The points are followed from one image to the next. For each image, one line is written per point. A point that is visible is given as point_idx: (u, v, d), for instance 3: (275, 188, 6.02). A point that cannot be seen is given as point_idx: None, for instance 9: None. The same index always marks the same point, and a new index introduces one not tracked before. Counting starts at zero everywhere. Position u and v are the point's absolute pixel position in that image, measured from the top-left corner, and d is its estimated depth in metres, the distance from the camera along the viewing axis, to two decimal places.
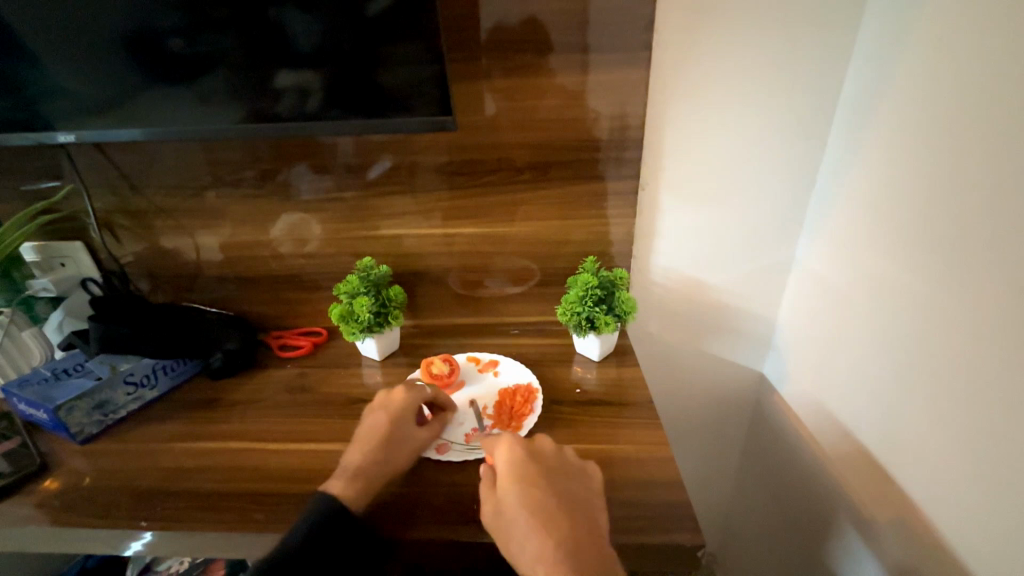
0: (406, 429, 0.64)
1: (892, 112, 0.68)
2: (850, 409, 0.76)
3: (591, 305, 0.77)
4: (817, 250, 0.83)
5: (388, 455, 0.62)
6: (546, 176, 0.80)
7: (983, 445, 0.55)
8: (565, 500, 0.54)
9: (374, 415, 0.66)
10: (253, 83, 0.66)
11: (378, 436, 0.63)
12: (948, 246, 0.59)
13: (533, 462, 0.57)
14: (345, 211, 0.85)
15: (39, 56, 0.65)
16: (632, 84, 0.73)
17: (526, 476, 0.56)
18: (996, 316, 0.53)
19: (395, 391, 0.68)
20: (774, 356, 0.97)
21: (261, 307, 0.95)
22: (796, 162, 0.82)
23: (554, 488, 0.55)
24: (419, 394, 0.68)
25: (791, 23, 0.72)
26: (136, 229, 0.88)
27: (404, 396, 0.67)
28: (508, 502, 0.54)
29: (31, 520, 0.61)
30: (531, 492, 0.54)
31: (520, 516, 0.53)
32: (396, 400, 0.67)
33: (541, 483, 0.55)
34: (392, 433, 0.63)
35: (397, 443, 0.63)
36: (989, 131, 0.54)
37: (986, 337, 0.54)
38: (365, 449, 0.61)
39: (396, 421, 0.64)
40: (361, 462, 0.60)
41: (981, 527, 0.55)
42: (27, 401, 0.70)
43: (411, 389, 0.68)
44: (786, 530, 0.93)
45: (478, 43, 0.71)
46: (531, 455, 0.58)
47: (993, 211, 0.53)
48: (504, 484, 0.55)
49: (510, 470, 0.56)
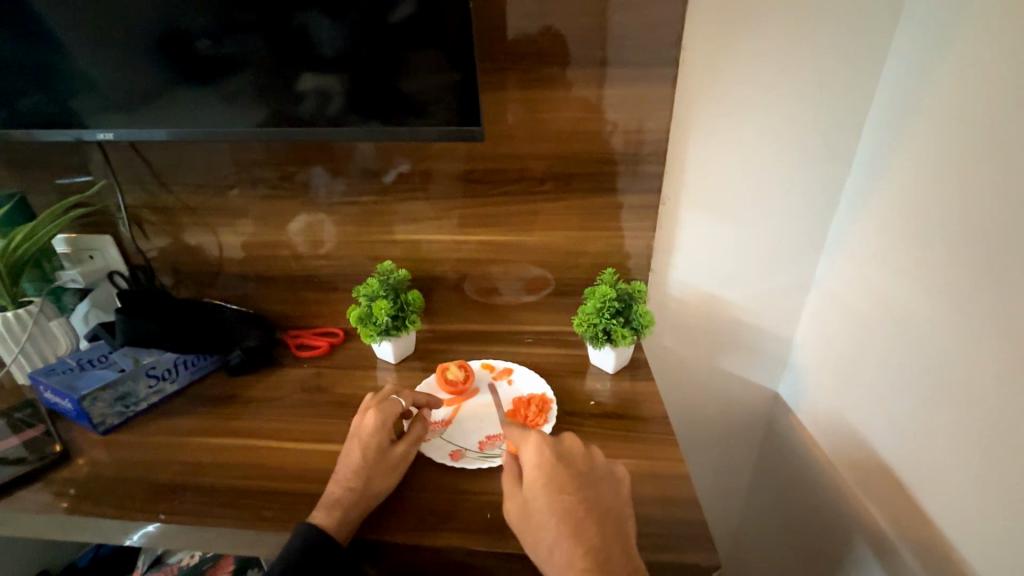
0: (384, 448, 0.62)
1: (920, 130, 0.67)
2: (865, 430, 0.75)
3: (609, 317, 0.77)
4: (839, 268, 0.82)
5: (370, 478, 0.60)
6: (567, 187, 0.81)
7: (992, 463, 0.55)
8: (592, 507, 0.53)
9: (348, 445, 0.63)
10: (277, 85, 0.67)
11: (354, 464, 0.60)
12: (966, 261, 0.59)
13: (563, 465, 0.56)
14: (363, 214, 0.86)
15: (74, 56, 0.68)
16: (651, 99, 0.74)
17: (555, 482, 0.54)
18: (1008, 329, 0.54)
19: (365, 416, 0.65)
20: (791, 375, 0.95)
21: (279, 306, 0.96)
22: (817, 179, 0.81)
23: (582, 494, 0.54)
24: (387, 411, 0.64)
25: (813, 44, 0.72)
26: (162, 225, 0.90)
27: (374, 418, 0.63)
28: (538, 505, 0.53)
29: (50, 508, 0.63)
30: (558, 500, 0.53)
31: (553, 521, 0.52)
32: (366, 425, 0.63)
33: (568, 488, 0.54)
34: (368, 456, 0.61)
35: (377, 464, 0.61)
36: (1015, 149, 0.53)
37: (1006, 352, 0.54)
38: (344, 478, 0.59)
39: (369, 444, 0.62)
40: (342, 491, 0.58)
41: (991, 541, 0.55)
42: (53, 389, 0.72)
43: (379, 408, 0.65)
44: (799, 553, 0.92)
45: (499, 55, 0.72)
46: (561, 458, 0.56)
47: (1017, 230, 0.53)
48: (533, 486, 0.54)
49: (541, 475, 0.55)
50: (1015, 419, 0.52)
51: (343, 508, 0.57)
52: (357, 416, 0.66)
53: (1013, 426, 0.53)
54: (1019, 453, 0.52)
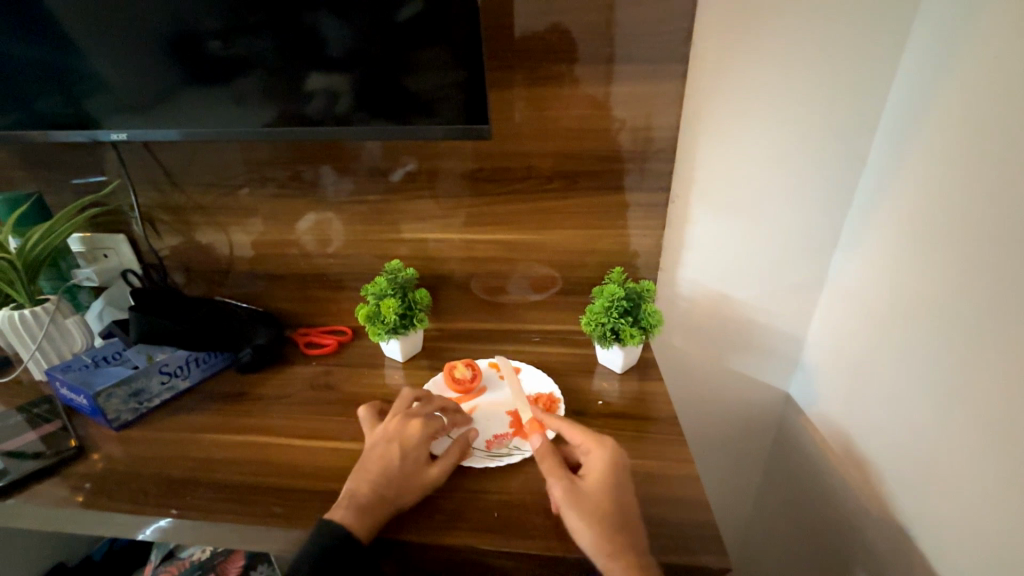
0: (421, 463, 0.61)
1: (933, 125, 0.65)
2: (875, 431, 0.74)
3: (617, 316, 0.76)
4: (850, 265, 0.81)
5: (399, 491, 0.59)
6: (575, 185, 0.80)
7: (999, 466, 0.54)
8: (632, 510, 0.55)
9: (385, 448, 0.62)
10: (285, 84, 0.68)
11: (390, 472, 0.60)
12: (969, 258, 0.59)
13: (621, 472, 0.57)
14: (371, 214, 0.86)
15: (88, 56, 0.69)
16: (661, 95, 0.73)
17: (615, 484, 0.56)
18: (1010, 325, 0.53)
19: (410, 423, 0.64)
20: (802, 375, 0.94)
21: (288, 304, 0.97)
22: (830, 176, 0.79)
23: (628, 497, 0.56)
24: (433, 429, 0.65)
25: (825, 38, 0.71)
26: (174, 224, 0.91)
27: (419, 430, 0.64)
28: (594, 490, 0.55)
29: (66, 502, 0.64)
30: (612, 498, 0.55)
31: (599, 506, 0.54)
32: (411, 433, 0.63)
33: (620, 490, 0.56)
34: (405, 468, 0.60)
35: (408, 476, 0.60)
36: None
37: (1007, 349, 0.53)
38: (374, 480, 0.59)
39: (409, 456, 0.61)
40: (370, 494, 0.58)
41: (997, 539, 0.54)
42: (69, 386, 0.73)
43: (427, 421, 0.65)
44: (809, 556, 0.90)
45: (508, 52, 0.72)
46: (622, 466, 0.58)
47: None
48: (595, 477, 0.56)
49: (603, 473, 0.57)
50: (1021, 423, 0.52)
51: (353, 504, 0.57)
52: (397, 418, 0.66)
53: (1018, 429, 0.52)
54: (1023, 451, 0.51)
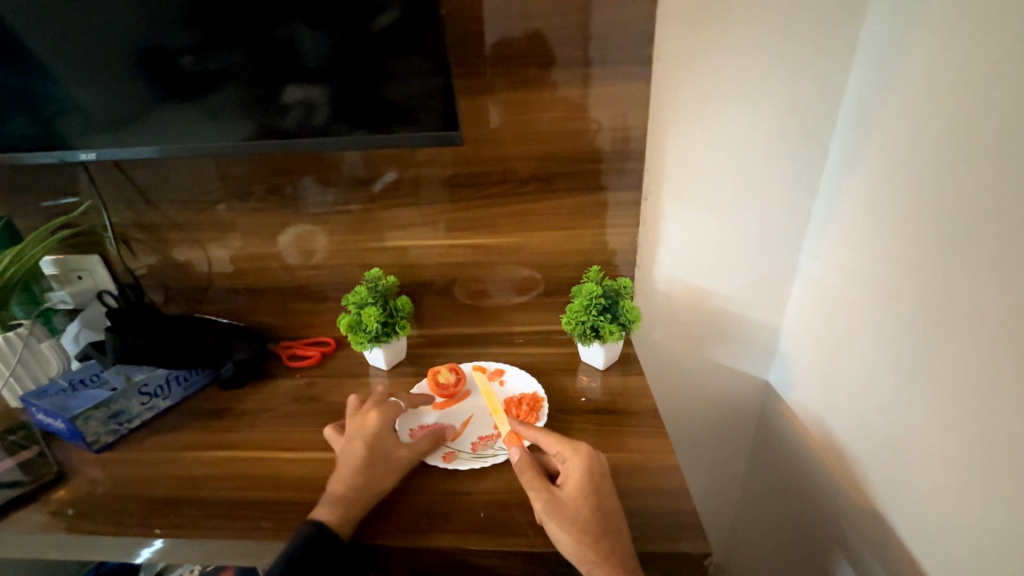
0: (387, 448, 0.64)
1: (892, 113, 0.68)
2: (852, 415, 0.76)
3: (596, 313, 0.77)
4: (820, 254, 0.83)
5: (372, 477, 0.61)
6: (551, 187, 0.82)
7: (986, 456, 0.54)
8: (614, 515, 0.55)
9: (350, 442, 0.64)
10: (262, 98, 0.68)
11: (358, 461, 0.61)
12: (935, 242, 0.61)
13: (598, 478, 0.57)
14: (353, 223, 0.86)
15: (58, 76, 0.68)
16: (633, 96, 0.75)
17: (595, 492, 0.56)
18: (981, 308, 0.55)
19: (367, 415, 0.67)
20: (780, 363, 0.96)
21: (271, 318, 0.96)
22: (798, 168, 0.82)
23: (609, 502, 0.56)
24: (392, 414, 0.67)
25: (787, 36, 0.74)
26: (150, 242, 0.90)
27: (378, 417, 0.66)
28: (574, 502, 0.56)
29: (47, 528, 0.63)
30: (593, 506, 0.55)
31: (581, 517, 0.54)
32: (371, 423, 0.66)
33: (600, 498, 0.56)
34: (372, 455, 0.62)
35: (378, 463, 0.62)
36: (986, 122, 0.54)
37: (980, 331, 0.55)
38: (347, 475, 0.60)
39: (373, 443, 0.63)
40: (344, 486, 0.59)
41: (979, 519, 0.55)
42: (45, 410, 0.72)
43: (384, 409, 0.68)
44: (794, 541, 0.92)
45: (482, 59, 0.73)
46: (599, 470, 0.58)
47: (1009, 211, 0.51)
48: (574, 488, 0.56)
49: (581, 483, 0.57)
50: (1001, 408, 0.52)
51: (339, 512, 0.57)
52: (357, 415, 0.68)
53: (998, 416, 0.53)
54: (1003, 431, 0.52)
